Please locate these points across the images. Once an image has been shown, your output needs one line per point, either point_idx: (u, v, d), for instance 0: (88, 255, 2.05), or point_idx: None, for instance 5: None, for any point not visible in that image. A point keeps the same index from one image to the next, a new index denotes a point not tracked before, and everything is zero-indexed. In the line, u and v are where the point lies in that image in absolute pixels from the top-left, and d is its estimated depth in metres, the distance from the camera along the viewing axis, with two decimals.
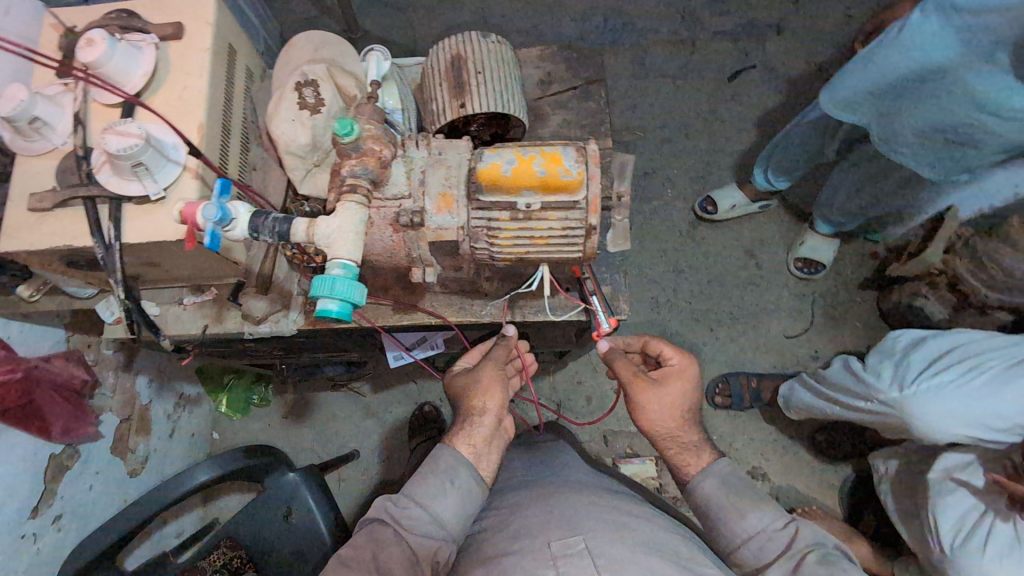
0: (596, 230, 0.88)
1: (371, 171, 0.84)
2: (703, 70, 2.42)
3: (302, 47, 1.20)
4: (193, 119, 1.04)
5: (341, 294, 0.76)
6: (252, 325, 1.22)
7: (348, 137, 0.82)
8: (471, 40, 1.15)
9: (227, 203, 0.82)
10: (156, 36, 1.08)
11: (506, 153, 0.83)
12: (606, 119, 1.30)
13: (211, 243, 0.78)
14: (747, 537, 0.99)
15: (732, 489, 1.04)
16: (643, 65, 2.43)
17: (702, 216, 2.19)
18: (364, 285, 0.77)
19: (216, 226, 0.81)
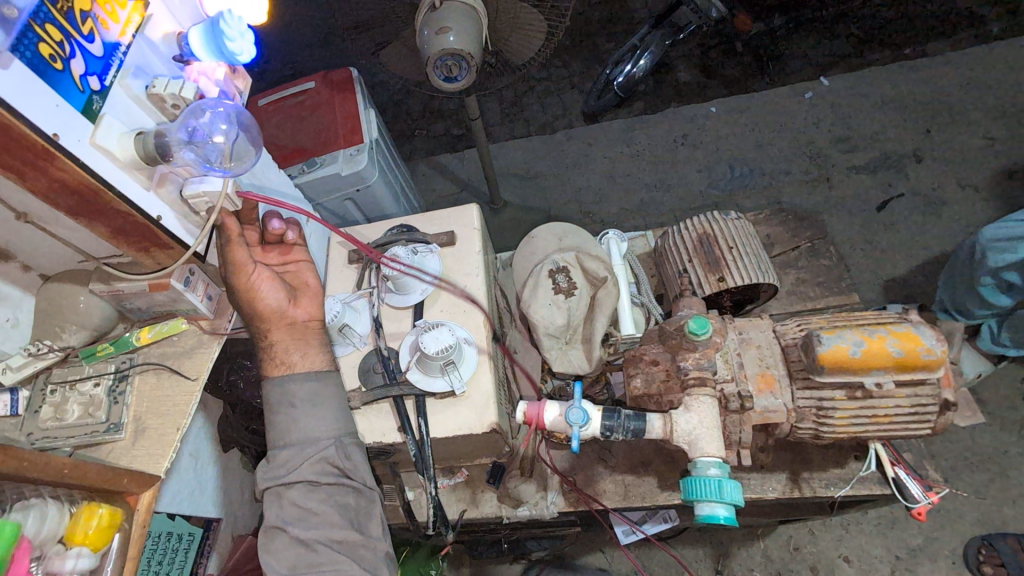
0: (951, 406, 0.83)
1: (712, 362, 0.88)
2: (848, 205, 2.34)
3: (548, 238, 1.31)
4: (478, 314, 1.14)
5: (727, 497, 0.79)
6: (511, 508, 1.20)
7: (704, 333, 0.85)
8: (715, 219, 1.23)
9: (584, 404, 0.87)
10: (436, 245, 1.23)
11: (848, 333, 0.82)
12: (845, 275, 1.29)
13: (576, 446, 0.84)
14: None
15: None
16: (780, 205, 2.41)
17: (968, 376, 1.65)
18: (741, 486, 0.80)
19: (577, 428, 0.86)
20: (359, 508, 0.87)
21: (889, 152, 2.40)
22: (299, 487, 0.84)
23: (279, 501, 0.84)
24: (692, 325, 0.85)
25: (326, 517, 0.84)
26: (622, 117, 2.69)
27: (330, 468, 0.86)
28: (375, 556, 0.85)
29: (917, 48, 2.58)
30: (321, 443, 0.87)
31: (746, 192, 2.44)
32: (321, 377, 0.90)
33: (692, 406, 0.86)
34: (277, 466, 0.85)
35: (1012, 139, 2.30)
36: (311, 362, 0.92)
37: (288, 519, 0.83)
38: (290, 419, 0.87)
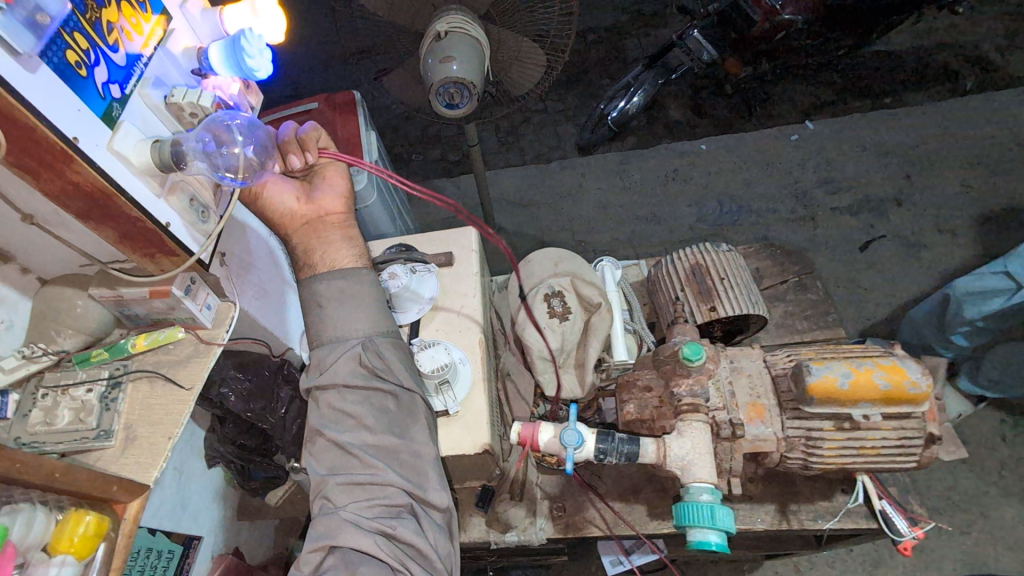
0: (935, 440, 0.86)
1: (704, 388, 0.90)
2: (832, 244, 2.41)
3: (543, 263, 1.33)
4: (473, 336, 1.15)
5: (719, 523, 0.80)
6: (500, 533, 1.18)
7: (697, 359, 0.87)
8: (709, 250, 1.27)
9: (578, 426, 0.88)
10: (434, 265, 1.24)
11: (836, 365, 0.84)
12: (832, 310, 1.33)
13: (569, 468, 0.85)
14: None
15: None
16: (767, 240, 2.47)
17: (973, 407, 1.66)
18: (733, 511, 0.81)
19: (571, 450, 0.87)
20: (399, 412, 0.86)
21: (870, 195, 2.49)
22: (335, 390, 0.85)
23: (318, 405, 0.87)
24: (686, 350, 0.88)
25: (362, 419, 0.84)
26: (616, 150, 2.76)
27: (361, 369, 0.87)
28: (419, 461, 0.84)
29: (895, 98, 2.70)
30: (350, 343, 0.88)
31: (733, 227, 2.50)
32: (348, 276, 0.91)
33: (685, 431, 0.87)
34: (316, 369, 0.88)
35: (987, 187, 2.40)
36: (332, 260, 0.93)
37: (325, 421, 0.84)
38: (322, 316, 0.90)
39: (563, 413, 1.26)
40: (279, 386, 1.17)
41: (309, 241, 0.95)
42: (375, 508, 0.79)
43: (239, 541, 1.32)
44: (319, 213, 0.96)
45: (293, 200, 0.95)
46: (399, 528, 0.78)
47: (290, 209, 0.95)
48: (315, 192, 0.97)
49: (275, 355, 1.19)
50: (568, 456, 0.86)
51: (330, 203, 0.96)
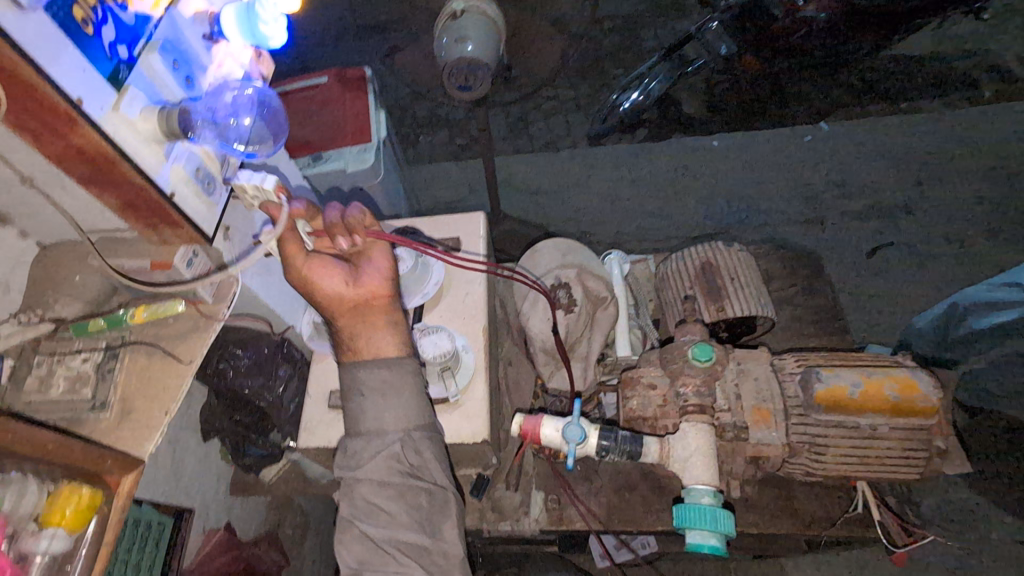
0: (941, 454, 0.84)
1: (710, 390, 0.88)
2: (839, 248, 2.39)
3: (551, 253, 1.32)
4: (477, 323, 1.13)
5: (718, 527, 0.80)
6: (493, 522, 1.18)
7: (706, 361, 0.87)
8: (720, 249, 1.25)
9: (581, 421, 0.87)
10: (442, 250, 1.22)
11: (847, 374, 0.84)
12: (840, 315, 1.31)
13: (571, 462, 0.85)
14: None
15: None
16: (774, 241, 2.45)
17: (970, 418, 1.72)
18: (732, 517, 0.81)
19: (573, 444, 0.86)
20: (432, 509, 0.83)
21: (881, 201, 2.46)
22: (370, 482, 0.82)
23: (350, 494, 0.83)
24: (696, 351, 0.87)
25: (394, 516, 0.80)
26: (627, 142, 2.72)
27: (397, 466, 0.82)
28: (447, 561, 0.82)
29: (912, 104, 2.66)
30: (388, 438, 0.83)
31: (740, 226, 2.48)
32: (391, 364, 0.85)
33: (688, 432, 0.86)
34: (350, 459, 0.84)
35: (999, 200, 2.38)
36: (376, 346, 0.87)
37: (358, 513, 0.81)
38: (361, 408, 0.84)
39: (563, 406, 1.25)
40: (278, 364, 1.16)
41: (357, 327, 0.87)
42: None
43: (231, 517, 1.33)
44: (366, 296, 0.87)
45: (340, 283, 0.86)
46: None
47: (337, 293, 0.86)
48: (361, 272, 0.87)
49: (275, 334, 1.17)
50: (569, 450, 0.85)
51: (379, 287, 0.87)
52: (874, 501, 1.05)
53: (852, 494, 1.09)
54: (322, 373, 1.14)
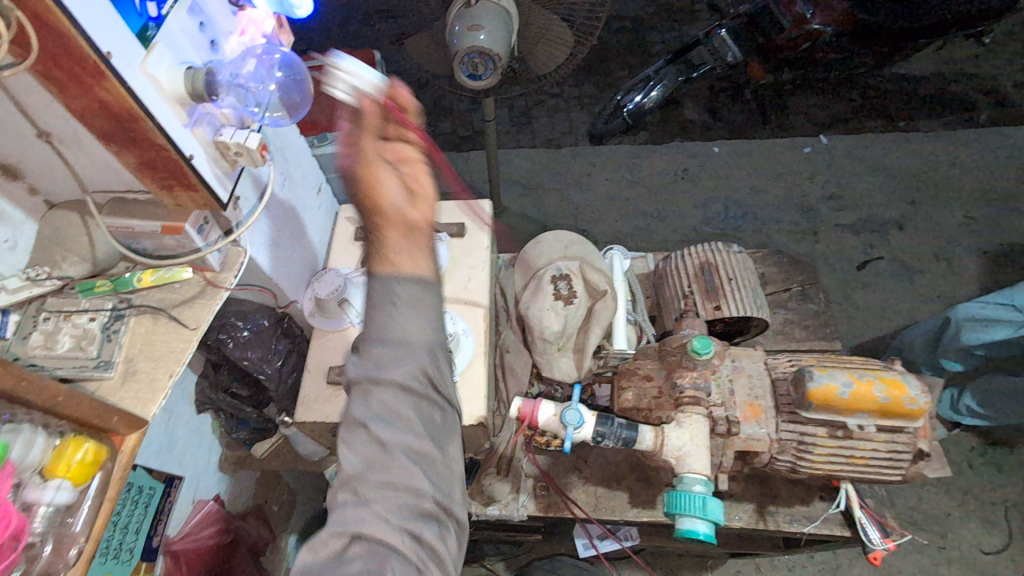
0: (924, 457, 0.86)
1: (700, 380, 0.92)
2: (831, 260, 2.43)
3: (553, 244, 1.35)
4: (478, 309, 1.15)
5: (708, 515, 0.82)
6: (482, 506, 1.19)
7: (705, 354, 0.88)
8: (719, 250, 1.28)
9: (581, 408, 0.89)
10: (447, 235, 1.24)
11: (839, 374, 0.85)
12: (831, 322, 1.35)
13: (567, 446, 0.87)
14: None
15: None
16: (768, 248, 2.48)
17: None
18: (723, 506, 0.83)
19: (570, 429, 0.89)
20: (448, 425, 0.74)
21: (873, 216, 2.51)
22: (390, 387, 0.70)
23: (362, 394, 0.71)
24: (697, 343, 0.88)
25: (411, 424, 0.70)
26: (629, 143, 2.74)
27: (422, 373, 0.72)
28: (456, 477, 0.73)
29: (908, 123, 2.71)
30: (418, 347, 0.73)
31: (736, 233, 2.52)
32: (425, 281, 0.76)
33: (684, 423, 0.88)
34: (366, 358, 0.72)
35: (987, 221, 2.44)
36: (411, 265, 0.77)
37: (368, 417, 0.70)
38: (392, 310, 0.73)
39: (558, 396, 1.27)
40: (277, 338, 1.17)
41: (406, 238, 0.79)
42: (406, 514, 0.67)
43: (219, 489, 1.33)
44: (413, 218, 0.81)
45: (390, 194, 0.80)
46: (430, 538, 0.67)
47: (384, 202, 0.80)
48: (415, 189, 0.83)
49: (278, 308, 1.18)
50: (567, 434, 0.87)
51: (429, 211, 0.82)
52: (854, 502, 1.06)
53: (834, 496, 1.12)
54: (322, 349, 1.14)
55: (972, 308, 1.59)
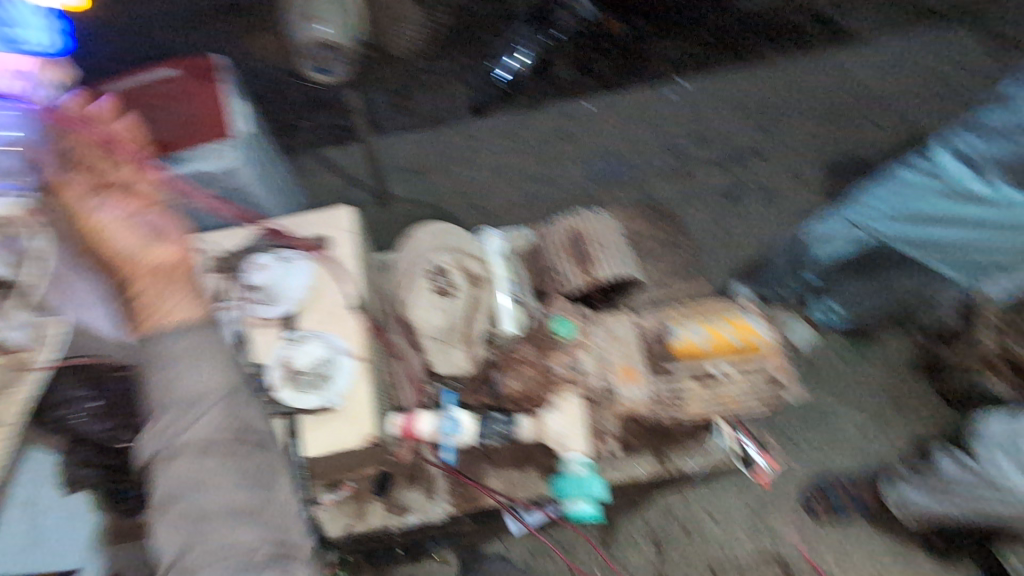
0: (778, 384, 0.95)
1: None
2: (706, 196, 2.58)
3: (426, 239, 1.33)
4: (353, 323, 1.10)
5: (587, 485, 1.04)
6: (399, 516, 1.19)
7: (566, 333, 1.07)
8: (590, 217, 1.30)
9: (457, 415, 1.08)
10: (311, 252, 1.17)
11: (691, 327, 0.93)
12: (696, 262, 1.44)
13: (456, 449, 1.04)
14: None
15: None
16: (651, 195, 2.59)
17: None
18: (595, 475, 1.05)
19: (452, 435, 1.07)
20: (261, 471, 0.91)
21: (735, 148, 2.68)
22: (191, 456, 0.87)
23: (168, 472, 0.86)
24: (557, 332, 1.05)
25: (224, 481, 0.87)
26: (505, 110, 2.70)
27: (225, 429, 0.90)
28: (280, 515, 0.91)
29: (753, 54, 2.88)
30: (207, 404, 0.90)
31: (620, 185, 2.60)
32: (196, 330, 0.96)
33: (556, 407, 0.98)
34: (162, 437, 0.88)
35: (828, 137, 2.68)
36: (178, 311, 0.96)
37: (182, 491, 0.86)
38: (174, 380, 0.91)
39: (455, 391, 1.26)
40: None
41: (162, 287, 0.98)
42: (238, 567, 0.84)
43: None
44: (165, 262, 1.00)
45: (137, 247, 0.99)
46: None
47: (140, 258, 0.99)
48: (154, 242, 1.01)
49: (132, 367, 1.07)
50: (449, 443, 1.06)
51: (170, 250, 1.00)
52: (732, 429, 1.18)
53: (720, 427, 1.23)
54: None
55: (820, 231, 1.87)
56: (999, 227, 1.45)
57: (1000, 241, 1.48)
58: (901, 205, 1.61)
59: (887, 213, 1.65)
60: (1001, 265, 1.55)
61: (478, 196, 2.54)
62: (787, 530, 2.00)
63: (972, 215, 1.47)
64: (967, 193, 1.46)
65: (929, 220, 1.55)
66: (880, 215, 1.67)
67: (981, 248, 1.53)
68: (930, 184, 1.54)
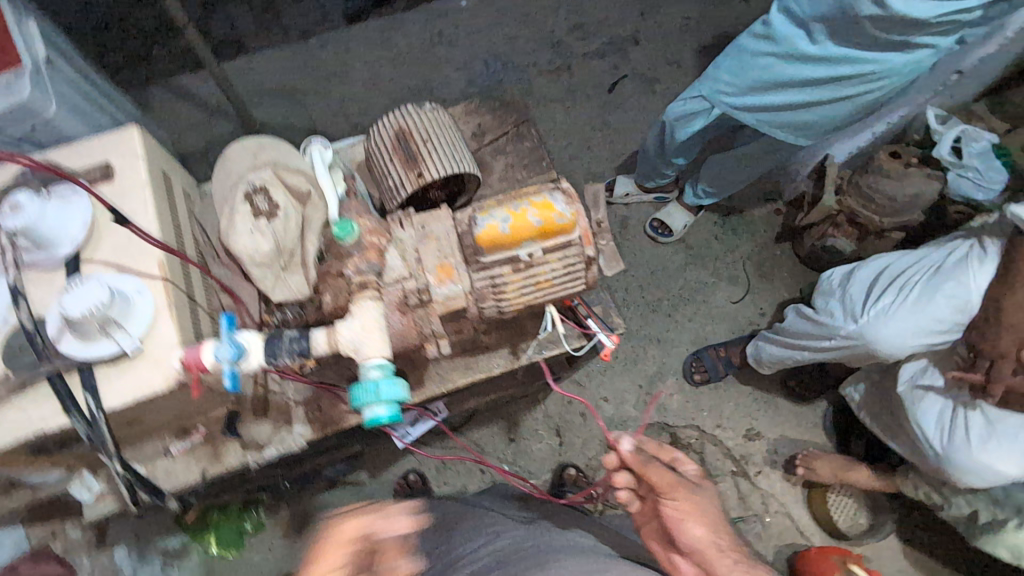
0: (594, 260, 0.93)
1: (371, 263, 0.88)
2: (587, 89, 2.51)
3: (240, 157, 1.19)
4: (150, 257, 0.96)
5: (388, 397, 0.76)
6: (257, 452, 1.15)
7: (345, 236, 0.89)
8: (410, 112, 1.20)
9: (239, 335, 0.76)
10: (85, 185, 0.99)
11: (498, 212, 0.87)
12: (544, 155, 1.40)
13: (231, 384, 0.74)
14: None
15: None
16: (533, 94, 2.48)
17: (661, 239, 2.32)
18: (404, 380, 0.77)
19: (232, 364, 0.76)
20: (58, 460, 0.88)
21: (613, 36, 2.58)
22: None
23: None
24: (335, 231, 0.88)
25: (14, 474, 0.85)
26: (374, 17, 2.45)
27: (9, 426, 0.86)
28: None
29: None
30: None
31: (500, 87, 2.46)
32: None
33: (355, 312, 0.79)
34: None
35: (701, 18, 2.64)
36: None
37: None
38: None
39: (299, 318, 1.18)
40: None
41: None
42: None
43: None
44: None
45: None
46: None
47: None
48: None
49: None
50: (227, 371, 0.74)
51: None
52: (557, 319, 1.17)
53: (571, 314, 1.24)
54: None
55: (674, 108, 1.81)
56: (814, 80, 1.55)
57: (815, 96, 1.60)
58: (745, 74, 1.62)
59: (735, 85, 1.65)
60: (820, 118, 1.68)
61: (345, 112, 2.32)
62: (672, 400, 2.16)
63: (795, 71, 1.55)
64: (789, 51, 1.52)
65: (760, 84, 1.61)
66: (729, 87, 1.67)
67: (803, 104, 1.64)
68: (759, 48, 1.57)
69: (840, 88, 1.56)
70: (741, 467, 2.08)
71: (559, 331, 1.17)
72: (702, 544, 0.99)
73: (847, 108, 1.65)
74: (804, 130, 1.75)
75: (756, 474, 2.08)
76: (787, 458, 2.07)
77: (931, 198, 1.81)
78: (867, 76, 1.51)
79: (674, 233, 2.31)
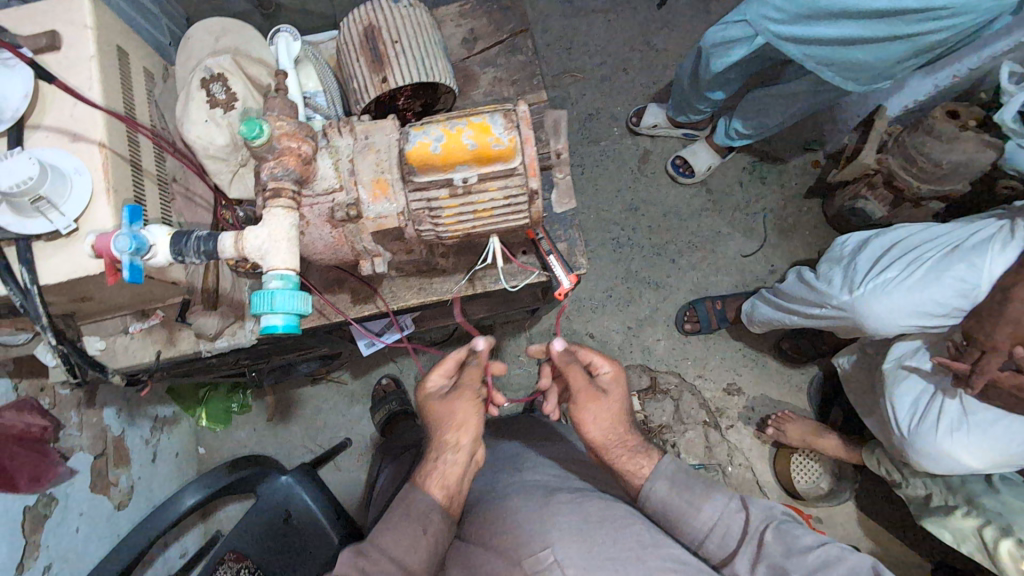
0: (538, 194, 0.86)
1: (293, 171, 0.83)
2: (632, 2, 2.27)
3: (201, 40, 1.12)
4: (92, 137, 0.93)
5: (285, 308, 0.78)
6: (209, 342, 1.18)
7: (259, 139, 0.79)
8: (382, 6, 1.09)
9: (140, 231, 0.81)
10: (30, 50, 0.94)
11: (433, 129, 0.81)
12: (537, 70, 1.27)
13: (130, 276, 0.78)
14: (708, 531, 0.96)
15: (681, 486, 1.00)
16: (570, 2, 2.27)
17: (680, 178, 2.15)
18: (306, 295, 0.79)
19: (134, 257, 0.80)
20: None
21: None
22: None
23: None
24: (242, 130, 0.78)
25: None
26: None
27: None
28: None
29: None
30: None
31: None
32: None
33: (266, 220, 0.80)
34: None
35: None
36: None
37: None
38: None
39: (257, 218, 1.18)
40: None
41: None
42: None
43: None
44: None
45: None
46: None
47: None
48: None
49: None
50: (129, 262, 0.79)
51: None
52: (501, 251, 1.11)
53: (535, 249, 1.18)
54: None
55: (712, 34, 1.55)
56: (871, 12, 1.26)
57: (870, 35, 1.31)
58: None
59: (784, 10, 1.36)
60: (870, 65, 1.40)
61: None
62: (658, 345, 2.12)
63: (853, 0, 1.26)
64: None
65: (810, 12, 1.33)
66: (775, 13, 1.39)
67: (852, 44, 1.35)
68: None
69: (901, 28, 1.27)
70: (714, 419, 2.07)
71: (498, 266, 1.12)
72: (597, 442, 1.08)
73: (906, 57, 1.36)
74: (850, 78, 1.47)
75: (728, 427, 2.06)
76: (762, 418, 2.05)
77: (981, 167, 1.56)
78: (935, 15, 1.22)
79: (696, 174, 2.13)
